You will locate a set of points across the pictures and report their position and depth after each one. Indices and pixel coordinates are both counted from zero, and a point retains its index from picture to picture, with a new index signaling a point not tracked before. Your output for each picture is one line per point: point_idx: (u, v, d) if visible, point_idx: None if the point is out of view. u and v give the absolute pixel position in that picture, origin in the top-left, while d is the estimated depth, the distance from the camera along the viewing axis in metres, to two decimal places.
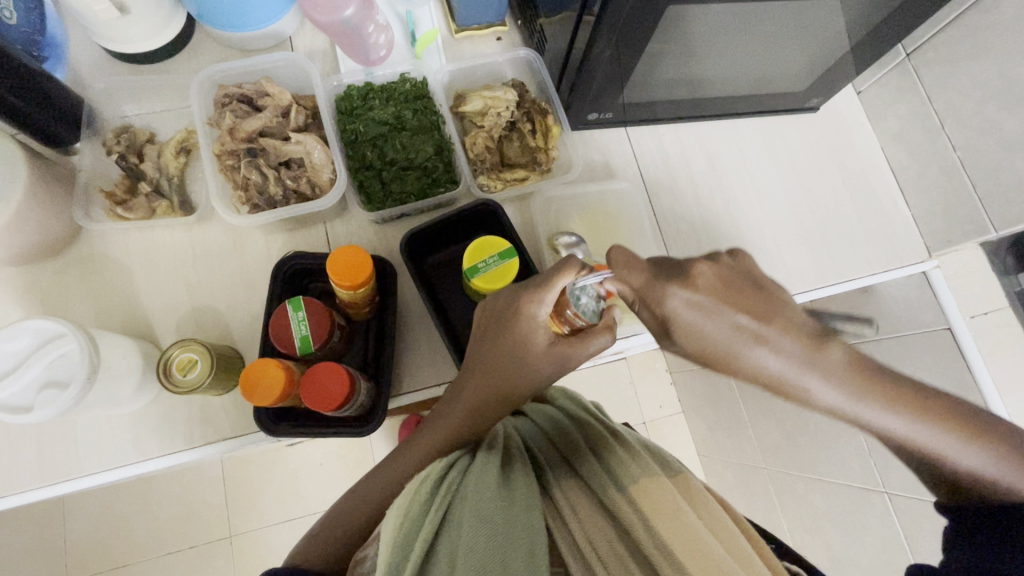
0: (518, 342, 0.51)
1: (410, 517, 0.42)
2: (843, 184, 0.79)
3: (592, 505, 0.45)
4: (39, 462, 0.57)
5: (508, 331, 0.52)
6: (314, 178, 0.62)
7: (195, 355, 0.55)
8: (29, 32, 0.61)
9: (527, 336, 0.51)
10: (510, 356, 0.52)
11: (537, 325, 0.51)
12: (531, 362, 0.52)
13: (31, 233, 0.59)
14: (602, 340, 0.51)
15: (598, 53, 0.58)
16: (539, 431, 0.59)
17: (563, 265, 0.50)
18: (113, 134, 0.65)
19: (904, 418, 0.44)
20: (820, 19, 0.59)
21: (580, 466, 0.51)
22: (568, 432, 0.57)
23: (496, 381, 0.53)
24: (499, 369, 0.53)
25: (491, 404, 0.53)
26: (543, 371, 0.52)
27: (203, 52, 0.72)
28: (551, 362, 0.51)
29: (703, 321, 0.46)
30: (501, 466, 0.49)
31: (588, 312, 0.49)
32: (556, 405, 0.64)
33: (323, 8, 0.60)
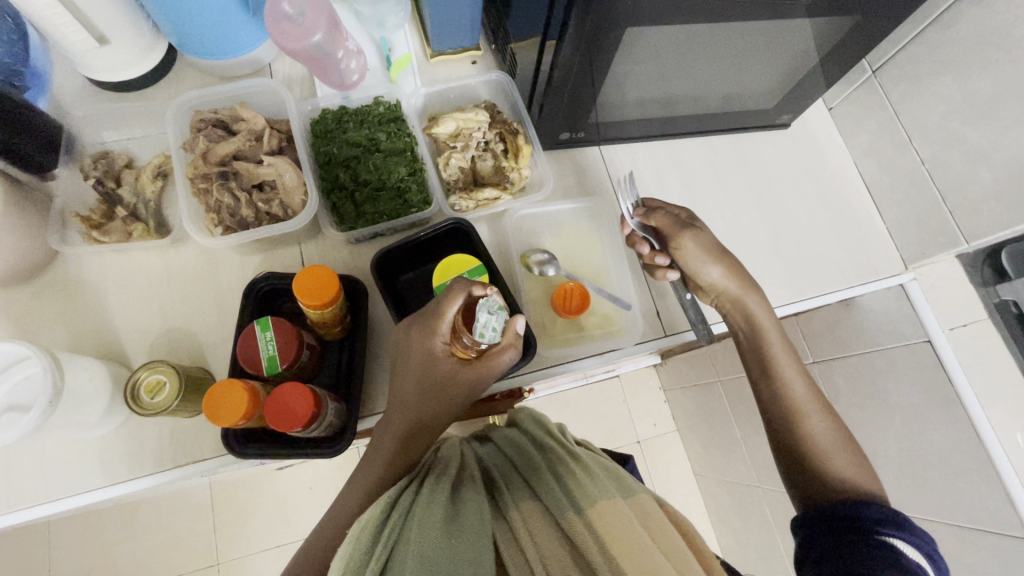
0: (424, 370, 0.53)
1: (352, 565, 0.41)
2: (816, 199, 0.80)
3: (547, 527, 0.44)
4: (5, 488, 0.57)
5: (412, 364, 0.54)
6: (286, 201, 0.62)
7: (163, 377, 0.56)
8: (9, 63, 0.63)
9: (432, 365, 0.53)
10: (424, 387, 0.54)
11: (438, 354, 0.53)
12: (443, 389, 0.53)
13: (7, 257, 0.59)
14: (507, 356, 0.53)
15: (565, 75, 0.60)
16: (498, 457, 0.57)
17: (455, 287, 0.53)
18: (91, 160, 0.66)
19: (815, 418, 0.59)
20: (782, 40, 0.61)
21: (538, 487, 0.49)
22: (530, 454, 0.55)
23: (415, 414, 0.54)
24: (416, 399, 0.54)
25: (416, 436, 0.55)
26: (454, 393, 0.53)
27: (184, 79, 0.74)
28: (459, 384, 0.53)
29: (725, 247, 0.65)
30: (451, 497, 0.48)
31: (487, 331, 0.49)
32: (521, 429, 0.62)
33: (291, 36, 0.60)
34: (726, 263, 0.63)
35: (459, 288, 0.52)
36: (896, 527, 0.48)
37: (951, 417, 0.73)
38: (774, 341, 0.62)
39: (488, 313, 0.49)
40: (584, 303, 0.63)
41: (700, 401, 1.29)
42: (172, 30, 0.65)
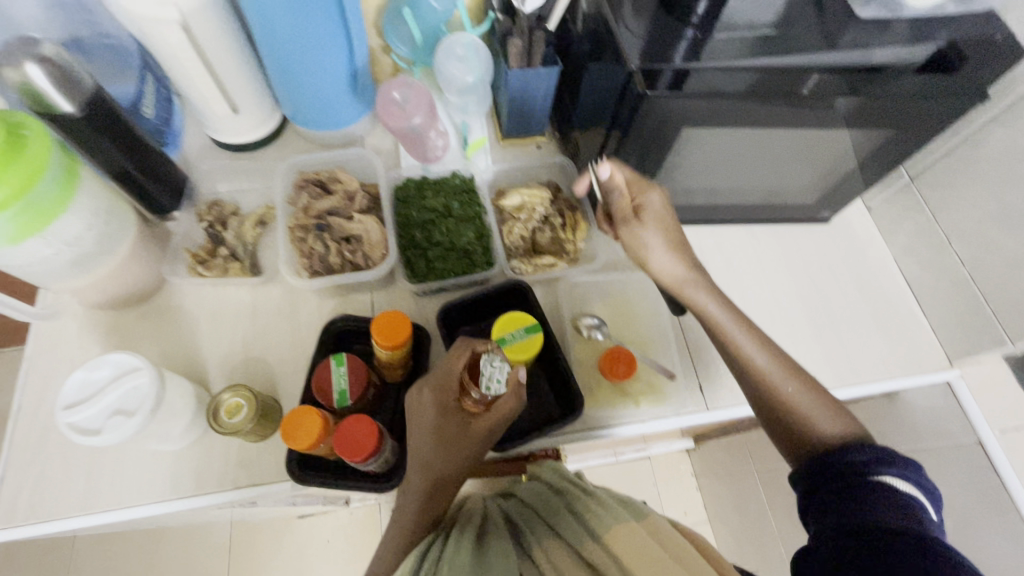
0: (439, 423, 0.56)
1: None
2: (858, 292, 0.82)
3: (571, 562, 0.47)
4: (85, 491, 0.62)
5: (427, 417, 0.57)
6: (368, 253, 0.71)
7: (242, 400, 0.61)
8: (159, 124, 0.76)
9: (446, 420, 0.56)
10: (440, 443, 0.56)
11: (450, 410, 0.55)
12: (460, 444, 0.55)
13: (126, 281, 0.68)
14: (512, 403, 0.55)
15: (626, 161, 0.69)
16: (520, 503, 0.58)
17: (460, 350, 0.57)
18: (206, 207, 0.76)
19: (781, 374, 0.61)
20: (823, 145, 0.68)
21: (558, 526, 0.51)
22: (544, 495, 0.57)
23: (435, 470, 0.56)
24: (434, 456, 0.56)
25: (440, 490, 0.57)
26: (470, 445, 0.55)
27: (290, 144, 0.86)
28: (473, 435, 0.55)
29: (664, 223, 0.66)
30: (479, 547, 0.51)
31: (494, 383, 0.51)
32: (537, 474, 0.62)
33: (395, 116, 0.71)
34: (678, 254, 0.66)
35: (464, 351, 0.56)
36: (886, 463, 0.51)
37: (1006, 525, 0.70)
38: (726, 323, 0.63)
39: (493, 367, 0.51)
40: (630, 368, 0.67)
41: (734, 489, 1.25)
42: (291, 105, 0.78)
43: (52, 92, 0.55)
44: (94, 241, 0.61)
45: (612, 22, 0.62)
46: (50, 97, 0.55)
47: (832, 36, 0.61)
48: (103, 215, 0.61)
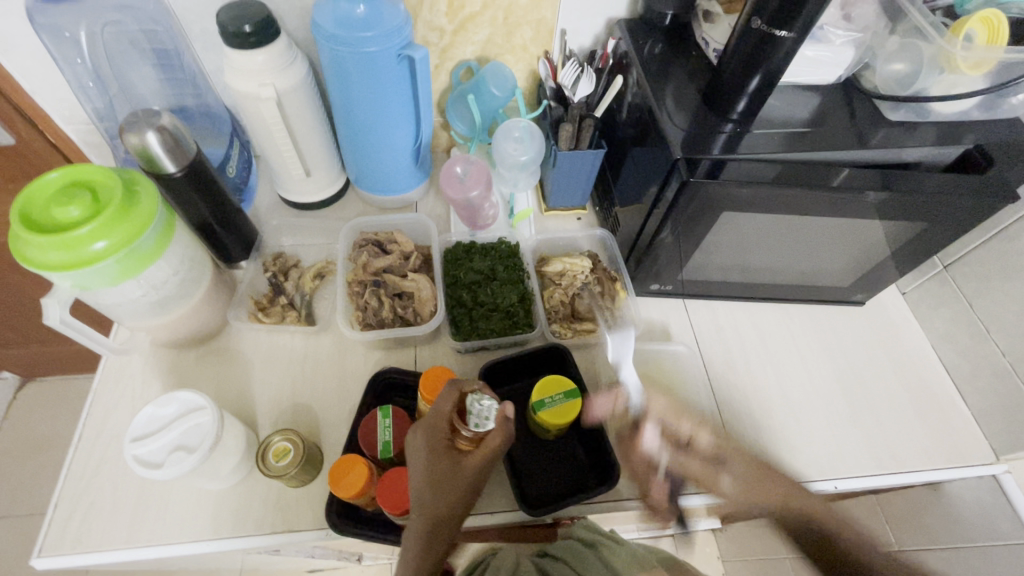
0: (432, 467, 0.54)
1: None
2: (895, 377, 0.82)
3: None
4: (130, 524, 0.64)
5: (416, 463, 0.54)
6: (418, 308, 0.76)
7: (289, 444, 0.64)
8: (238, 182, 0.83)
9: (437, 461, 0.54)
10: (432, 486, 0.54)
11: (441, 449, 0.55)
12: (454, 484, 0.54)
13: (194, 323, 0.73)
14: (504, 437, 0.56)
15: (663, 239, 0.73)
16: (556, 557, 0.55)
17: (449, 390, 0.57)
18: (271, 258, 0.83)
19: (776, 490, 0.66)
20: (857, 233, 0.72)
21: None
22: (580, 551, 0.55)
23: (431, 516, 0.53)
24: (427, 501, 0.53)
25: (436, 540, 0.52)
26: (464, 483, 0.54)
27: (350, 205, 0.93)
28: (468, 473, 0.55)
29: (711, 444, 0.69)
30: None
31: (484, 417, 0.54)
32: (574, 532, 0.60)
33: (456, 188, 0.80)
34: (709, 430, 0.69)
35: (453, 392, 0.57)
36: None
37: None
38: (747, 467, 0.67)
39: (482, 404, 0.55)
40: (666, 440, 0.67)
41: None
42: (356, 170, 0.85)
43: (163, 155, 0.63)
44: (176, 284, 0.67)
45: (657, 114, 0.67)
46: (160, 159, 0.63)
47: (863, 134, 0.66)
48: (187, 262, 0.68)
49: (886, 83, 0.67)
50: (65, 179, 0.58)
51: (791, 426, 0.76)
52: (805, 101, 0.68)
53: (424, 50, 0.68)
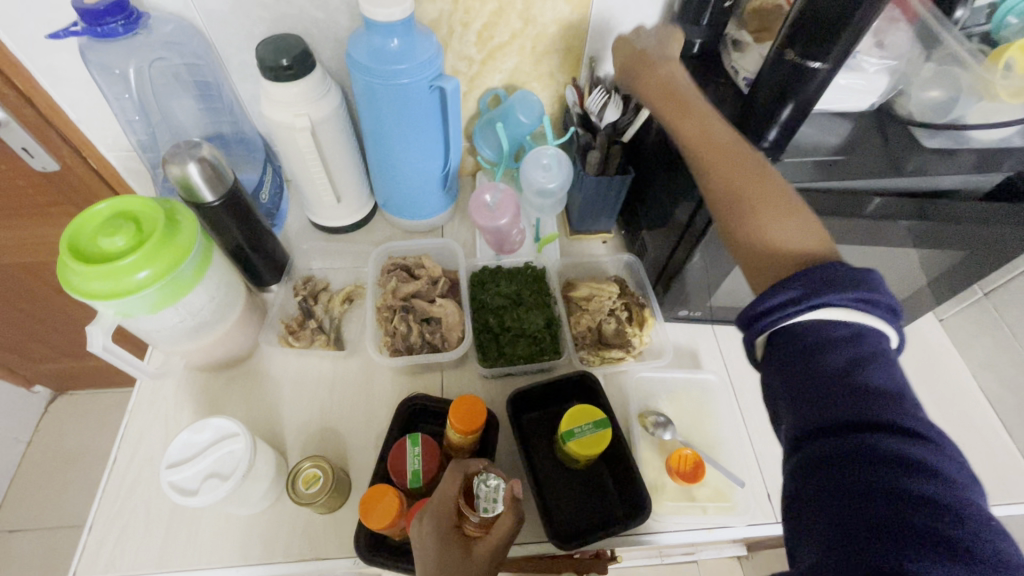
0: (441, 555, 0.52)
1: None
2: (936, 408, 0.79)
3: None
4: (162, 547, 0.65)
5: (427, 553, 0.53)
6: (446, 334, 0.76)
7: (319, 471, 0.65)
8: (271, 208, 0.85)
9: (447, 548, 0.53)
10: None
11: (450, 534, 0.54)
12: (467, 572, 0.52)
13: (226, 347, 0.75)
14: (514, 522, 0.55)
15: (692, 264, 0.72)
16: None
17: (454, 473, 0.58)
18: (301, 282, 0.84)
19: (725, 172, 0.57)
20: (894, 259, 0.70)
21: None
22: None
23: None
24: None
25: None
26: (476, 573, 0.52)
27: (378, 229, 0.94)
28: (479, 561, 0.52)
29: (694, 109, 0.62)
30: None
31: (489, 496, 0.54)
32: None
33: (484, 216, 0.80)
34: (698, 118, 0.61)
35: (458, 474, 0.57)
36: (861, 355, 0.43)
37: None
38: (688, 126, 0.61)
39: (487, 485, 0.54)
40: (698, 470, 0.66)
41: None
42: (385, 196, 0.87)
43: (202, 184, 0.65)
44: (212, 310, 0.69)
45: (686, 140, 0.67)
46: (199, 188, 0.65)
47: (898, 159, 0.64)
48: (222, 288, 0.69)
49: (922, 109, 0.65)
50: (112, 210, 0.60)
51: None
52: (839, 127, 0.67)
53: (454, 82, 0.70)
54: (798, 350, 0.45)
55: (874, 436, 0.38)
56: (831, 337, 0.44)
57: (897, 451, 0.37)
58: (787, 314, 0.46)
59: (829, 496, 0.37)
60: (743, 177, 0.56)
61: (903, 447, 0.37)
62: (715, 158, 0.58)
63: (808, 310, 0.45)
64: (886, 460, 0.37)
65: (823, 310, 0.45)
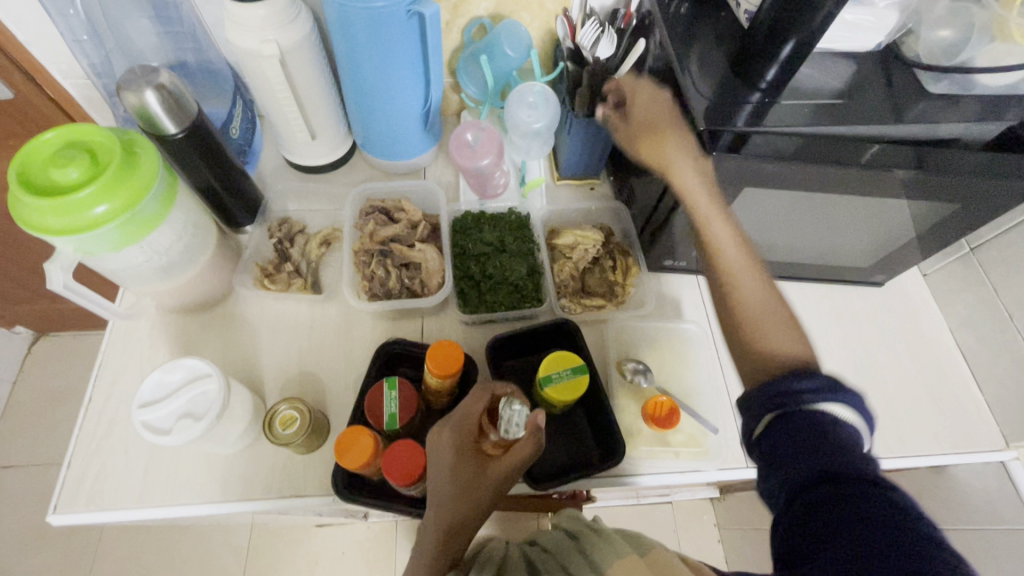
0: (456, 469, 0.53)
1: None
2: (911, 362, 0.80)
3: None
4: (142, 484, 0.65)
5: (443, 462, 0.54)
6: (426, 280, 0.74)
7: (295, 413, 0.64)
8: (242, 143, 0.81)
9: (461, 463, 0.53)
10: (452, 488, 0.53)
11: (469, 450, 0.54)
12: (476, 487, 0.53)
13: (198, 290, 0.73)
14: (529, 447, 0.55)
15: (680, 214, 0.71)
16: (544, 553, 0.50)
17: (478, 390, 0.57)
18: (276, 224, 0.81)
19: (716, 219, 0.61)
20: (884, 211, 0.68)
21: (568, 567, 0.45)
22: (562, 544, 0.49)
23: (447, 520, 0.52)
24: (445, 501, 0.53)
25: (454, 545, 0.52)
26: (486, 490, 0.53)
27: (356, 170, 0.90)
28: (491, 480, 0.53)
29: (688, 156, 0.62)
30: None
31: (512, 424, 0.53)
32: (558, 526, 0.55)
33: (466, 155, 0.77)
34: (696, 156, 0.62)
35: (481, 392, 0.56)
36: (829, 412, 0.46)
37: None
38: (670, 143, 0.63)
39: (512, 410, 0.53)
40: (673, 415, 0.68)
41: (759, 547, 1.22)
42: (364, 135, 0.82)
43: (162, 113, 0.60)
44: (179, 251, 0.66)
45: (679, 78, 0.63)
46: (159, 118, 0.61)
47: (901, 107, 0.62)
48: (190, 227, 0.66)
49: (930, 51, 0.62)
50: (63, 140, 0.56)
51: None
52: (840, 71, 0.63)
53: (435, 8, 0.65)
54: (812, 429, 0.45)
55: (885, 517, 0.37)
56: (847, 434, 0.45)
57: (912, 539, 0.36)
58: (815, 397, 0.47)
59: (825, 561, 0.37)
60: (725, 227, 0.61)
61: (910, 532, 0.36)
62: (706, 202, 0.61)
63: (831, 399, 0.47)
64: (898, 547, 0.35)
65: (849, 411, 0.46)
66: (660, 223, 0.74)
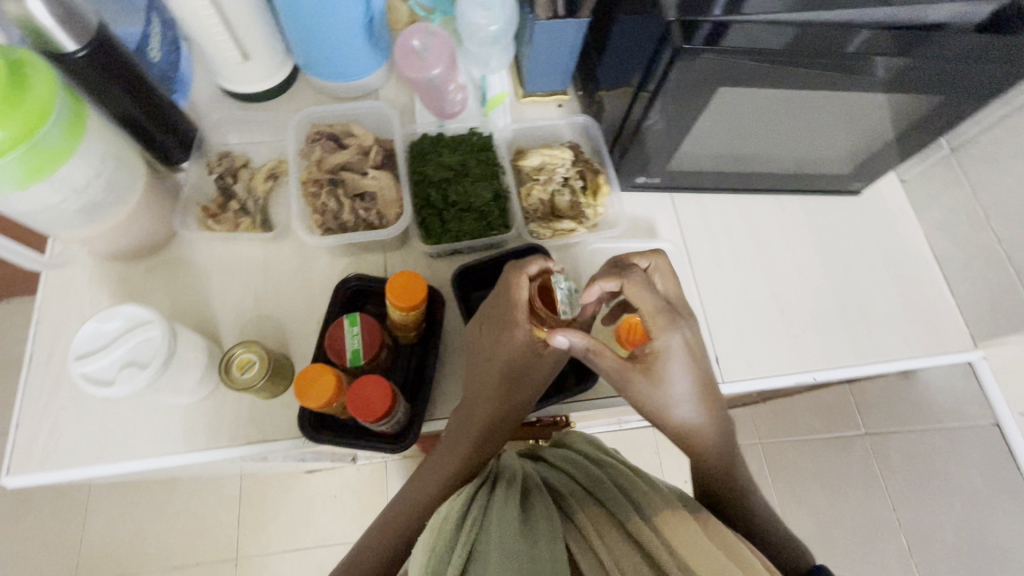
0: (513, 351, 0.55)
1: (438, 554, 0.43)
2: (886, 269, 0.80)
3: (622, 541, 0.42)
4: (99, 440, 0.62)
5: (499, 346, 0.55)
6: (383, 210, 0.69)
7: (253, 356, 0.61)
8: (166, 69, 0.72)
9: (517, 347, 0.55)
10: (507, 368, 0.55)
11: (525, 335, 0.54)
12: (531, 367, 0.56)
13: (133, 235, 0.67)
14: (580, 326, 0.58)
15: (652, 124, 0.66)
16: (562, 473, 0.53)
17: (514, 273, 0.55)
18: (215, 156, 0.74)
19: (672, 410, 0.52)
20: (864, 112, 0.64)
21: (601, 496, 0.47)
22: (587, 471, 0.52)
23: (502, 395, 0.56)
24: (500, 381, 0.56)
25: (505, 418, 0.57)
26: (541, 369, 0.56)
27: (300, 96, 0.82)
28: (548, 360, 0.56)
29: (689, 364, 0.51)
30: (522, 503, 0.48)
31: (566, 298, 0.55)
32: (571, 446, 0.58)
33: (413, 66, 0.70)
34: (697, 376, 0.52)
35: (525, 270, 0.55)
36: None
37: None
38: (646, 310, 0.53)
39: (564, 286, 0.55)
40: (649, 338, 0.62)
41: None
42: (302, 53, 0.73)
43: (53, 26, 0.51)
44: (101, 190, 0.59)
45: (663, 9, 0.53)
46: (50, 33, 0.52)
47: None
48: (111, 162, 0.59)
49: None
50: None
51: (775, 322, 0.75)
52: None
53: None
54: None
55: None
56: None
57: None
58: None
59: None
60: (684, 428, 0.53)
61: None
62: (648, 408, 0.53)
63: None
64: None
65: None
66: (630, 135, 0.69)
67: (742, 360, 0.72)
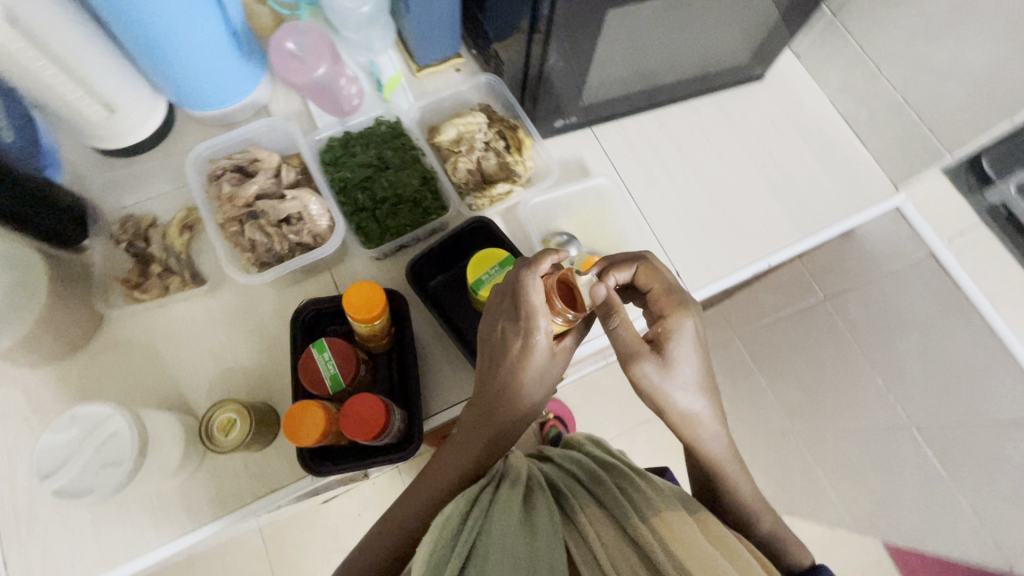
0: (532, 354, 0.53)
1: (442, 545, 0.44)
2: (803, 143, 0.84)
3: (617, 537, 0.44)
4: (97, 547, 0.59)
5: (518, 348, 0.53)
6: (314, 228, 0.65)
7: (232, 415, 0.59)
8: (25, 146, 0.62)
9: (536, 348, 0.53)
10: (523, 374, 0.54)
11: (545, 332, 0.52)
12: (547, 368, 0.55)
13: (55, 332, 0.61)
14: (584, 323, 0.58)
15: (553, 65, 0.65)
16: (568, 479, 0.55)
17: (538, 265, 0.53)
18: (118, 225, 0.70)
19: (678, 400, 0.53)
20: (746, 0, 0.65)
21: (603, 499, 0.49)
22: (597, 476, 0.53)
23: (514, 403, 0.55)
24: (513, 390, 0.54)
25: (514, 427, 0.56)
26: (554, 370, 0.56)
27: (187, 135, 0.77)
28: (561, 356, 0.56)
29: (699, 356, 0.53)
30: (523, 501, 0.49)
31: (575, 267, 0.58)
32: (585, 451, 0.60)
33: (296, 70, 0.66)
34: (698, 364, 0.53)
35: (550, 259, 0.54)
36: None
37: None
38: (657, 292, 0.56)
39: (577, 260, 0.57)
40: None
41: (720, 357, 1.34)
42: (171, 88, 0.67)
43: None
44: None
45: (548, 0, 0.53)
46: None
47: None
48: None
49: None
50: None
51: (719, 222, 0.77)
52: None
53: None
54: None
55: None
56: None
57: None
58: None
59: None
60: (693, 419, 0.54)
61: None
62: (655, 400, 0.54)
63: None
64: None
65: None
66: (535, 83, 0.68)
67: (700, 267, 0.75)
